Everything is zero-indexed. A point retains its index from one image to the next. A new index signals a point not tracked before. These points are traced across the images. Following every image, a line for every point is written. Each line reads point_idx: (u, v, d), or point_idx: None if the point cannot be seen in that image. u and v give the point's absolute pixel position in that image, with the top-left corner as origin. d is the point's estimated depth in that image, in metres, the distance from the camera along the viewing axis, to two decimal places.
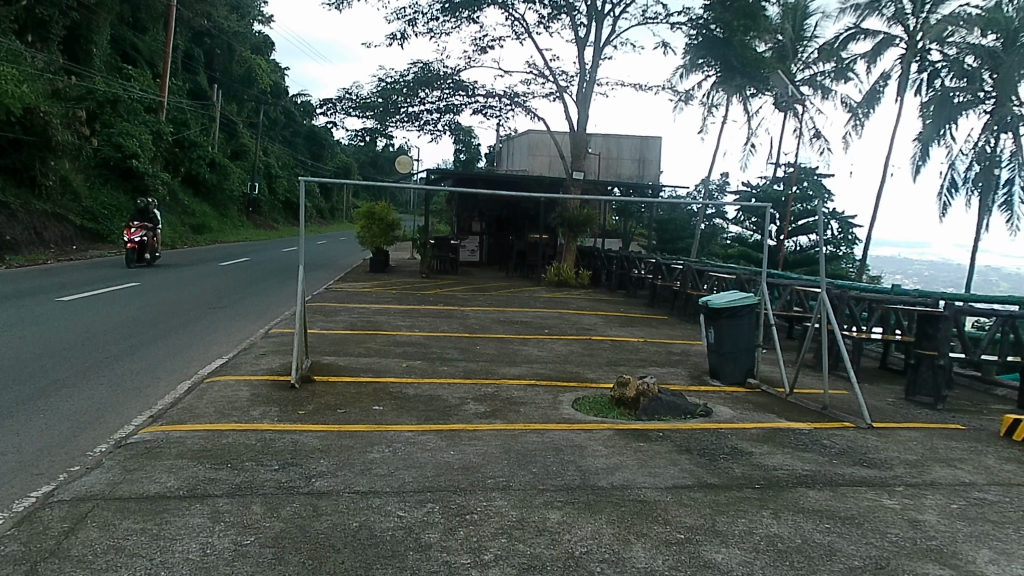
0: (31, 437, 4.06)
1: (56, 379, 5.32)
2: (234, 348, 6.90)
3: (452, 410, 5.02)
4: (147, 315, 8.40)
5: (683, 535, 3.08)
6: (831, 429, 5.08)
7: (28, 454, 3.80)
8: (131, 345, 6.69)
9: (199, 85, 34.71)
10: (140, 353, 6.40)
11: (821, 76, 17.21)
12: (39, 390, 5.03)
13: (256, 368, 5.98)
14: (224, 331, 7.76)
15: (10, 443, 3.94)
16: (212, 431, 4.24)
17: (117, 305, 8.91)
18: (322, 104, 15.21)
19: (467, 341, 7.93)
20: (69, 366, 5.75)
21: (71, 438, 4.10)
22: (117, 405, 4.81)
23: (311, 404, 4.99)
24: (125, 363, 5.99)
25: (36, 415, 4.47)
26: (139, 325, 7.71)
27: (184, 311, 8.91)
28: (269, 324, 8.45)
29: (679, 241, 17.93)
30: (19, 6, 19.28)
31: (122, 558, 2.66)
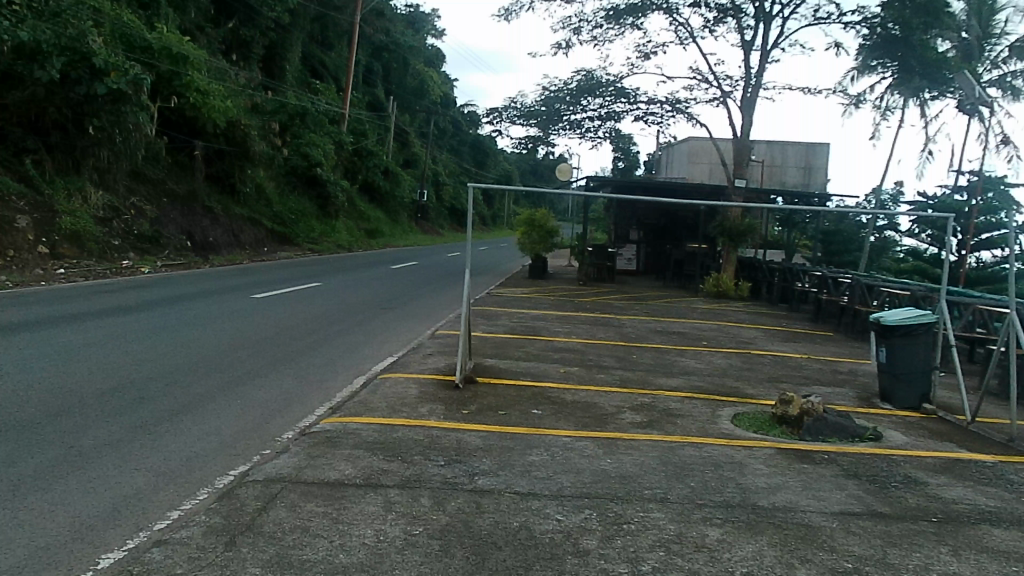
0: (231, 419, 4.52)
1: (248, 368, 5.88)
2: (403, 346, 7.29)
3: (609, 418, 5.05)
4: (326, 312, 9.02)
5: (850, 565, 2.95)
6: (1018, 464, 4.66)
7: (227, 436, 4.20)
8: (309, 340, 7.23)
9: (377, 97, 36.90)
10: (319, 348, 6.90)
11: (1012, 76, 15.75)
12: (231, 377, 5.55)
13: (423, 368, 6.26)
14: (393, 331, 8.18)
15: (215, 424, 4.41)
16: (385, 425, 4.51)
17: (300, 303, 9.65)
18: (488, 113, 15.67)
19: (624, 350, 7.92)
20: (258, 357, 6.28)
21: (262, 422, 4.52)
22: (295, 394, 5.21)
23: (476, 404, 5.19)
24: (308, 356, 6.48)
25: (235, 400, 4.96)
26: (316, 321, 8.33)
27: (355, 310, 9.48)
28: (434, 324, 8.83)
29: (846, 253, 17.03)
30: (226, 28, 22.36)
31: (307, 538, 2.90)
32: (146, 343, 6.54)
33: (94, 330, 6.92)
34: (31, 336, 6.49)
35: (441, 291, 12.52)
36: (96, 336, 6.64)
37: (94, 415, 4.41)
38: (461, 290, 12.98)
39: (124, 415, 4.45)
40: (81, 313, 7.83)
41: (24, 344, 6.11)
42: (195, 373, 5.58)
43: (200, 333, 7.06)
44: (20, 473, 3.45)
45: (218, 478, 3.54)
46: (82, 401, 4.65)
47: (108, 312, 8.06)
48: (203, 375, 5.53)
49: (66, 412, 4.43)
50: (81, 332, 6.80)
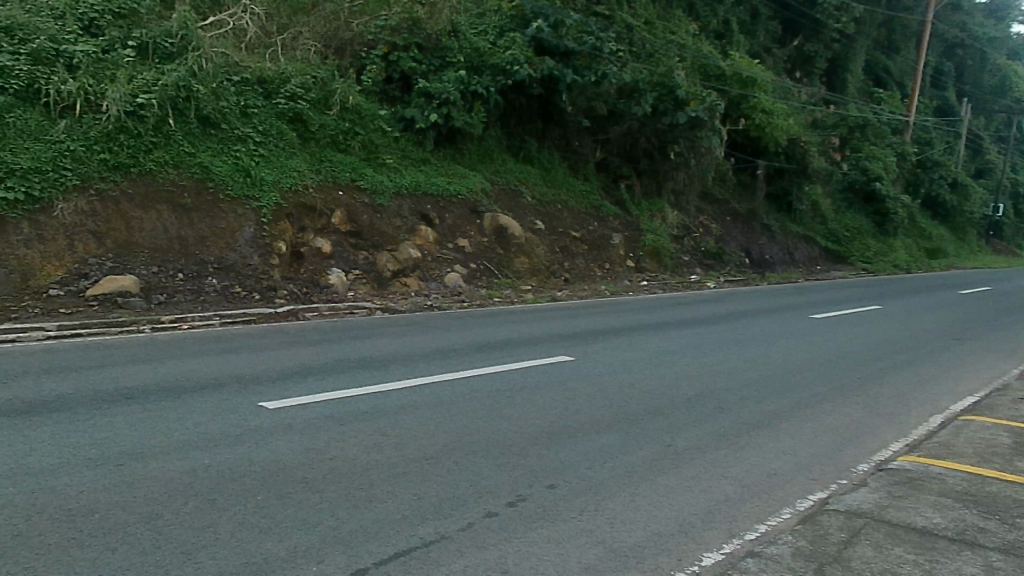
0: (302, 500, 5.19)
1: (351, 429, 6.64)
2: (473, 394, 7.88)
3: (643, 492, 5.45)
4: (431, 353, 9.60)
5: None
6: None
7: (296, 519, 4.87)
8: (408, 393, 7.81)
9: None
10: (394, 399, 7.58)
11: None
12: (333, 441, 6.34)
13: (484, 427, 6.81)
14: (490, 377, 8.57)
15: (287, 506, 5.09)
16: (434, 512, 5.08)
17: (408, 339, 10.23)
18: None
19: (716, 403, 7.92)
20: (362, 417, 7.01)
21: (360, 496, 5.25)
22: (391, 461, 5.93)
23: (554, 480, 5.67)
24: (381, 413, 7.14)
25: (312, 473, 5.67)
26: (421, 367, 8.88)
27: (458, 349, 9.91)
28: (510, 359, 9.43)
29: None
30: None
31: None
32: (273, 398, 7.47)
33: (231, 380, 7.96)
34: (181, 387, 7.66)
35: (523, 307, 13.26)
36: (198, 391, 7.56)
37: (190, 494, 5.20)
38: (542, 303, 13.73)
39: (258, 485, 5.38)
40: (190, 350, 8.85)
41: (173, 399, 7.27)
42: (306, 436, 6.43)
43: (287, 386, 7.87)
44: (121, 563, 4.21)
45: (320, 563, 4.29)
46: (233, 467, 5.67)
47: (243, 351, 9.08)
48: (286, 442, 6.30)
49: (219, 480, 5.44)
50: (221, 383, 7.85)
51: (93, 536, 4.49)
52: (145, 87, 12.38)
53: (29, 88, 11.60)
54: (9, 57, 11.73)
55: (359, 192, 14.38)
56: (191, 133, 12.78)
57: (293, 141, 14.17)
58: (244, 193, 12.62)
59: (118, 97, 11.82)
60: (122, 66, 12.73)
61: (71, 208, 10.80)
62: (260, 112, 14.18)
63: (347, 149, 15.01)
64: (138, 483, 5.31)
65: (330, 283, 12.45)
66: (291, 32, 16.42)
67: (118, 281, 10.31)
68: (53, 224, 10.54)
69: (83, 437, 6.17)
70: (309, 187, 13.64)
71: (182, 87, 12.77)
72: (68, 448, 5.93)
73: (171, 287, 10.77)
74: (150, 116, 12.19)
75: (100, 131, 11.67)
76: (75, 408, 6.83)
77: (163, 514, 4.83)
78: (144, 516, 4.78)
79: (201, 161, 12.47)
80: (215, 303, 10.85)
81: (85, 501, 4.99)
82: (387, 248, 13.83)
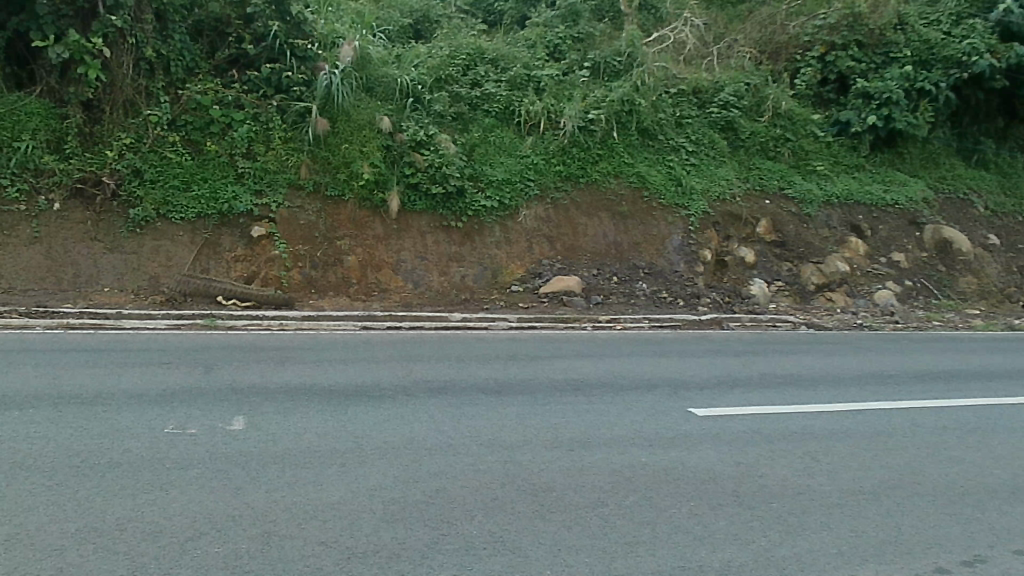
0: (733, 513, 5.02)
1: (785, 449, 6.27)
2: (922, 433, 6.92)
3: None
4: (867, 376, 8.69)
5: None
6: None
7: (725, 534, 4.73)
8: (845, 419, 7.15)
9: None
10: (828, 424, 7.01)
11: None
12: (765, 457, 6.09)
13: (934, 475, 5.97)
14: (940, 414, 7.46)
15: (717, 516, 4.97)
16: (871, 556, 4.57)
17: (843, 361, 9.32)
18: None
19: None
20: (797, 437, 6.60)
21: (792, 521, 4.98)
22: (828, 491, 5.50)
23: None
24: (815, 436, 6.64)
25: (743, 487, 5.47)
26: (859, 392, 8.04)
27: (898, 377, 8.83)
28: (967, 399, 8.09)
29: None
30: None
31: None
32: (704, 405, 7.38)
33: (664, 383, 8.06)
34: (620, 383, 7.97)
35: (981, 338, 11.36)
36: (633, 387, 7.86)
37: (629, 485, 5.36)
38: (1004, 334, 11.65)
39: (694, 490, 5.37)
40: (622, 350, 9.29)
41: (617, 395, 7.52)
42: (737, 449, 6.25)
43: (715, 394, 7.76)
44: (568, 541, 4.48)
45: None
46: (671, 470, 5.71)
47: (673, 355, 9.23)
48: (716, 450, 6.18)
49: (658, 479, 5.53)
50: (655, 383, 7.99)
51: (554, 511, 4.87)
52: (596, 104, 13.62)
53: (507, 109, 13.37)
54: (494, 85, 13.64)
55: (786, 202, 13.72)
56: (632, 145, 13.60)
57: (724, 150, 14.12)
58: (675, 202, 13.05)
59: (574, 115, 13.17)
60: (578, 86, 14.22)
61: (532, 214, 12.33)
62: (695, 122, 14.38)
63: (776, 156, 14.48)
64: (587, 468, 5.66)
65: (752, 294, 12.04)
66: (726, 41, 16.36)
67: (565, 281, 11.39)
68: (518, 227, 12.14)
69: (539, 415, 6.83)
70: (735, 196, 13.47)
71: (626, 102, 13.65)
72: (530, 422, 6.64)
73: (607, 289, 11.63)
74: (598, 130, 13.34)
75: (558, 146, 13.10)
76: (527, 389, 7.57)
77: (609, 501, 5.08)
78: (593, 501, 5.07)
79: (640, 171, 13.21)
80: (644, 306, 11.39)
81: (545, 474, 5.45)
82: (813, 260, 12.95)
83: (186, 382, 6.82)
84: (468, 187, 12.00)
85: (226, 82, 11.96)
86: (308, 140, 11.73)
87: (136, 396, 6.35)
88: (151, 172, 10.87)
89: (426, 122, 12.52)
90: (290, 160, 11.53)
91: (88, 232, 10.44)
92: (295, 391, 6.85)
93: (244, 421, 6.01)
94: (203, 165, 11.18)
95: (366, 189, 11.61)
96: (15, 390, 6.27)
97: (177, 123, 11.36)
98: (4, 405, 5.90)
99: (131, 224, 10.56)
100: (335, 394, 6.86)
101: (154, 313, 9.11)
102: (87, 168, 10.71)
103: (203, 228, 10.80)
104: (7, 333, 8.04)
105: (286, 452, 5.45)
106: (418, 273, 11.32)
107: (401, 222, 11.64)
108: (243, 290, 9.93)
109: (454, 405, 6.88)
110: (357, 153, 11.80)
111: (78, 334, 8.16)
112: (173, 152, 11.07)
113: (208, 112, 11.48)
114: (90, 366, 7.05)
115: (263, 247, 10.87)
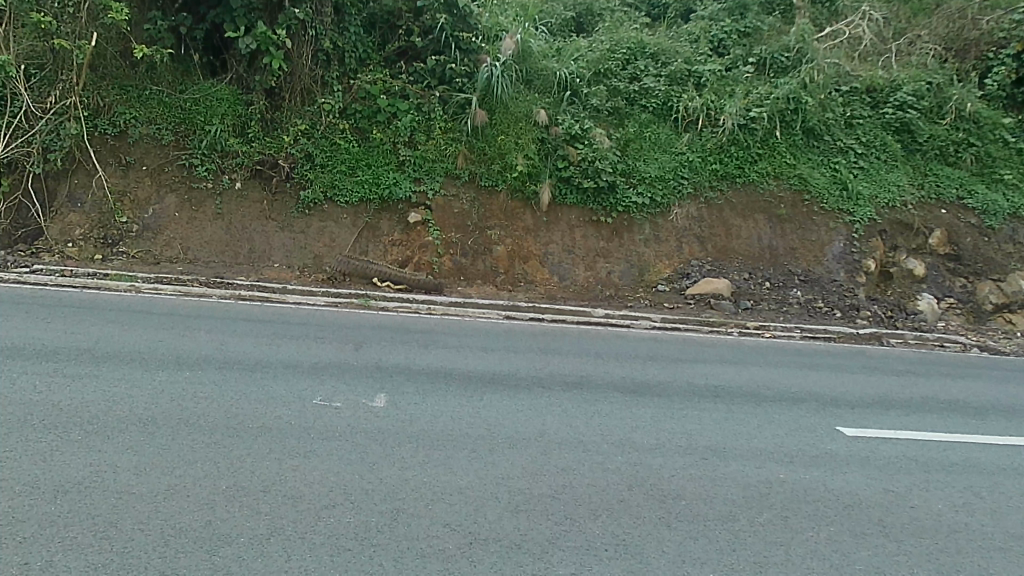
0: (863, 543, 4.76)
1: (942, 481, 5.82)
2: None
3: None
4: None
5: None
6: None
7: (854, 565, 4.48)
8: (1014, 455, 6.50)
9: None
10: (988, 458, 6.42)
11: None
12: (919, 488, 5.69)
13: None
14: None
15: (847, 545, 4.72)
16: None
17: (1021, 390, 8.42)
18: None
19: None
20: (956, 469, 6.10)
21: (945, 561, 4.63)
22: (990, 532, 5.06)
23: None
24: (971, 470, 6.11)
25: (880, 516, 5.16)
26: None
27: None
28: None
29: None
30: None
31: None
32: (854, 426, 6.95)
33: (810, 398, 7.66)
34: (763, 394, 7.66)
35: None
36: (774, 398, 7.55)
37: (756, 502, 5.19)
38: None
39: (833, 514, 5.12)
40: (766, 360, 8.94)
41: (758, 407, 7.24)
42: (888, 475, 5.87)
43: (863, 414, 7.30)
44: (683, 553, 4.42)
45: None
46: (808, 491, 5.45)
47: (824, 369, 8.76)
48: (856, 474, 5.85)
49: (795, 499, 5.31)
50: (801, 398, 7.60)
51: (680, 519, 4.81)
52: (758, 101, 13.09)
53: (664, 105, 13.16)
54: (653, 80, 13.48)
55: (965, 211, 12.61)
56: (796, 145, 12.98)
57: (897, 153, 13.14)
58: (838, 207, 12.32)
59: (734, 112, 12.68)
60: (742, 82, 13.73)
61: (684, 213, 12.10)
62: (866, 122, 13.46)
63: (957, 163, 13.27)
64: (718, 478, 5.50)
65: (918, 310, 11.20)
66: (907, 37, 15.23)
67: (714, 284, 11.07)
68: (668, 226, 11.98)
69: (671, 418, 6.72)
70: (908, 204, 12.51)
71: (792, 100, 13.02)
72: (661, 424, 6.53)
73: (758, 295, 11.20)
74: (759, 129, 12.83)
75: (715, 144, 12.72)
76: (660, 390, 7.47)
77: (740, 517, 4.93)
78: (722, 515, 4.94)
79: (802, 173, 12.59)
80: (797, 315, 10.83)
81: (670, 481, 5.36)
82: (993, 277, 11.84)
83: (337, 358, 7.26)
84: (620, 183, 11.91)
85: (394, 73, 12.53)
86: (466, 131, 12.09)
87: (291, 367, 6.83)
88: (322, 157, 11.58)
89: (581, 116, 12.57)
90: (447, 148, 11.92)
91: (263, 210, 11.31)
92: (434, 375, 7.11)
93: (384, 399, 6.32)
94: (369, 152, 11.79)
95: (519, 180, 11.83)
96: (189, 351, 6.95)
97: (347, 112, 12.05)
98: (178, 365, 6.54)
99: (302, 206, 11.33)
100: (473, 380, 7.08)
101: (315, 291, 9.71)
102: (266, 151, 11.54)
103: (365, 212, 11.43)
104: (186, 299, 8.87)
105: (417, 433, 5.66)
106: (565, 266, 11.44)
107: (551, 215, 11.80)
108: (398, 274, 10.42)
109: (587, 401, 6.90)
110: (512, 145, 12.02)
111: (249, 305, 8.90)
112: (342, 139, 11.75)
113: (375, 102, 12.07)
114: (254, 335, 7.67)
115: (418, 233, 11.34)
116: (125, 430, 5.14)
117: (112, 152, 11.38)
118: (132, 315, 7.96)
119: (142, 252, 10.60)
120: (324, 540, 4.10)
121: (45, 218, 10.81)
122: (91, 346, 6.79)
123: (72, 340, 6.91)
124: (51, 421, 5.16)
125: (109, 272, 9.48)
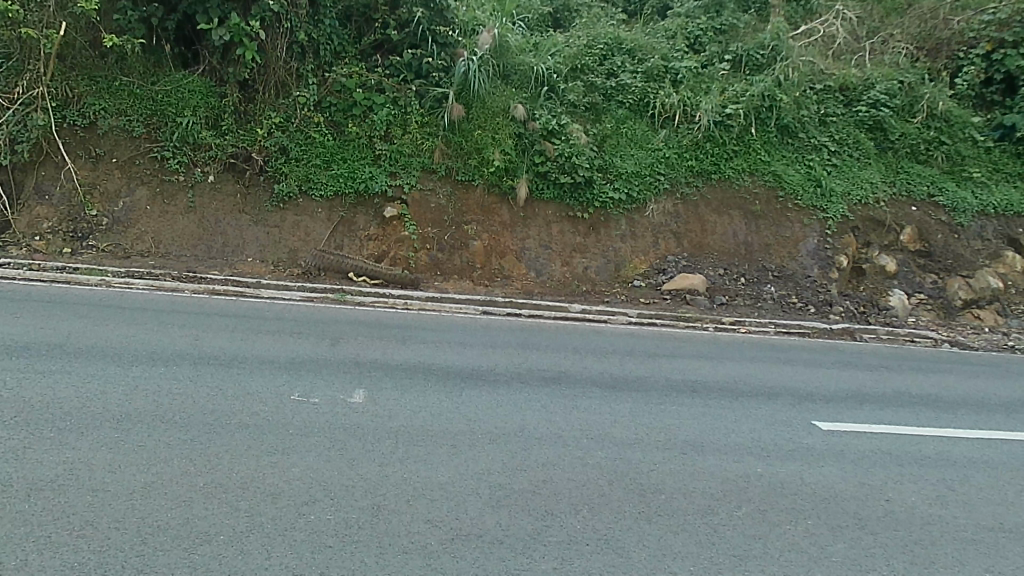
0: (840, 536, 4.81)
1: (917, 475, 5.90)
2: None
3: None
4: (1015, 402, 7.98)
5: None
6: None
7: (834, 558, 4.52)
8: (986, 448, 6.61)
9: None
10: (962, 451, 6.52)
11: None
12: (894, 481, 5.76)
13: None
14: None
15: (825, 538, 4.76)
16: None
17: (990, 385, 8.58)
18: None
19: None
20: (930, 463, 6.19)
21: (920, 553, 4.69)
22: (963, 524, 5.14)
23: None
24: (944, 464, 6.19)
25: (857, 510, 5.21)
26: (1008, 420, 7.40)
27: None
28: None
29: None
30: None
31: None
32: (829, 421, 7.02)
33: (787, 393, 7.73)
34: (740, 389, 7.72)
35: None
36: (752, 393, 7.60)
37: (736, 496, 5.22)
38: None
39: (811, 508, 5.17)
40: (742, 355, 9.00)
41: (736, 401, 7.29)
42: (864, 469, 5.93)
43: (839, 408, 7.37)
44: (663, 546, 4.43)
45: None
46: (786, 485, 5.49)
47: (799, 364, 8.84)
48: (835, 469, 5.89)
49: (774, 492, 5.35)
50: (777, 393, 7.66)
51: (661, 514, 4.82)
52: (734, 98, 13.17)
53: (642, 101, 13.21)
54: (629, 76, 13.51)
55: (936, 209, 12.81)
56: (770, 141, 13.08)
57: (870, 150, 13.32)
58: (812, 203, 12.47)
59: (710, 109, 12.76)
60: (717, 79, 13.81)
61: (660, 209, 12.15)
62: (840, 120, 13.61)
63: (928, 161, 13.48)
64: (698, 473, 5.52)
65: (890, 306, 11.32)
66: (881, 36, 15.42)
67: (690, 280, 11.12)
68: (644, 222, 12.03)
69: (650, 413, 6.73)
70: (880, 202, 12.69)
71: (766, 97, 13.14)
72: (641, 419, 6.54)
73: (733, 290, 11.29)
74: (735, 126, 12.92)
75: (691, 141, 12.80)
76: (637, 385, 7.50)
77: (719, 511, 4.96)
78: (702, 509, 4.96)
79: (776, 170, 12.70)
80: (771, 311, 10.92)
81: (651, 476, 5.36)
82: (962, 273, 12.04)
83: (313, 353, 7.19)
84: (596, 178, 11.96)
85: (371, 66, 12.41)
86: (444, 125, 12.03)
87: (268, 363, 6.74)
88: (296, 150, 11.45)
89: (558, 111, 12.60)
90: (424, 142, 11.85)
91: (236, 204, 11.16)
92: (413, 370, 7.06)
93: (363, 394, 6.27)
94: (345, 146, 11.69)
95: (496, 175, 11.81)
96: (163, 347, 6.83)
97: (323, 105, 11.92)
98: (152, 361, 6.43)
99: (275, 200, 11.19)
100: (452, 376, 7.04)
101: (291, 285, 9.60)
102: (239, 144, 11.38)
103: (340, 207, 11.33)
104: (159, 294, 8.72)
105: (397, 430, 5.62)
106: (542, 262, 11.44)
107: (527, 210, 11.80)
108: (373, 268, 10.36)
109: (567, 396, 6.90)
110: (489, 140, 11.97)
111: (222, 300, 8.77)
112: (317, 132, 11.63)
113: (351, 95, 11.97)
114: (229, 331, 7.56)
115: (395, 227, 11.26)
116: (98, 427, 5.04)
117: (81, 145, 11.16)
118: (103, 310, 7.81)
119: (113, 246, 10.40)
120: (304, 537, 4.04)
121: (11, 210, 10.55)
122: (63, 342, 6.65)
123: (42, 335, 6.76)
124: (22, 419, 5.04)
125: (77, 266, 9.27)
